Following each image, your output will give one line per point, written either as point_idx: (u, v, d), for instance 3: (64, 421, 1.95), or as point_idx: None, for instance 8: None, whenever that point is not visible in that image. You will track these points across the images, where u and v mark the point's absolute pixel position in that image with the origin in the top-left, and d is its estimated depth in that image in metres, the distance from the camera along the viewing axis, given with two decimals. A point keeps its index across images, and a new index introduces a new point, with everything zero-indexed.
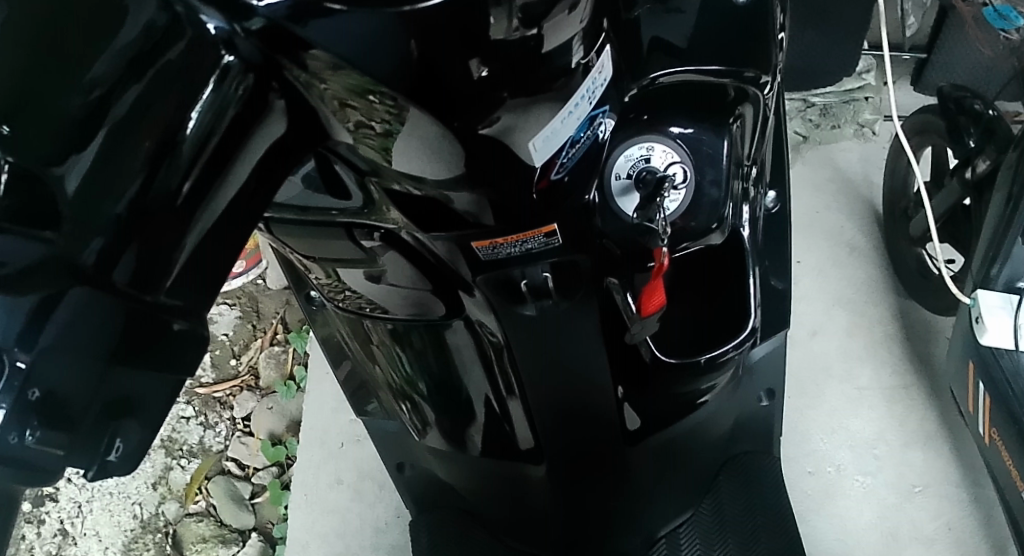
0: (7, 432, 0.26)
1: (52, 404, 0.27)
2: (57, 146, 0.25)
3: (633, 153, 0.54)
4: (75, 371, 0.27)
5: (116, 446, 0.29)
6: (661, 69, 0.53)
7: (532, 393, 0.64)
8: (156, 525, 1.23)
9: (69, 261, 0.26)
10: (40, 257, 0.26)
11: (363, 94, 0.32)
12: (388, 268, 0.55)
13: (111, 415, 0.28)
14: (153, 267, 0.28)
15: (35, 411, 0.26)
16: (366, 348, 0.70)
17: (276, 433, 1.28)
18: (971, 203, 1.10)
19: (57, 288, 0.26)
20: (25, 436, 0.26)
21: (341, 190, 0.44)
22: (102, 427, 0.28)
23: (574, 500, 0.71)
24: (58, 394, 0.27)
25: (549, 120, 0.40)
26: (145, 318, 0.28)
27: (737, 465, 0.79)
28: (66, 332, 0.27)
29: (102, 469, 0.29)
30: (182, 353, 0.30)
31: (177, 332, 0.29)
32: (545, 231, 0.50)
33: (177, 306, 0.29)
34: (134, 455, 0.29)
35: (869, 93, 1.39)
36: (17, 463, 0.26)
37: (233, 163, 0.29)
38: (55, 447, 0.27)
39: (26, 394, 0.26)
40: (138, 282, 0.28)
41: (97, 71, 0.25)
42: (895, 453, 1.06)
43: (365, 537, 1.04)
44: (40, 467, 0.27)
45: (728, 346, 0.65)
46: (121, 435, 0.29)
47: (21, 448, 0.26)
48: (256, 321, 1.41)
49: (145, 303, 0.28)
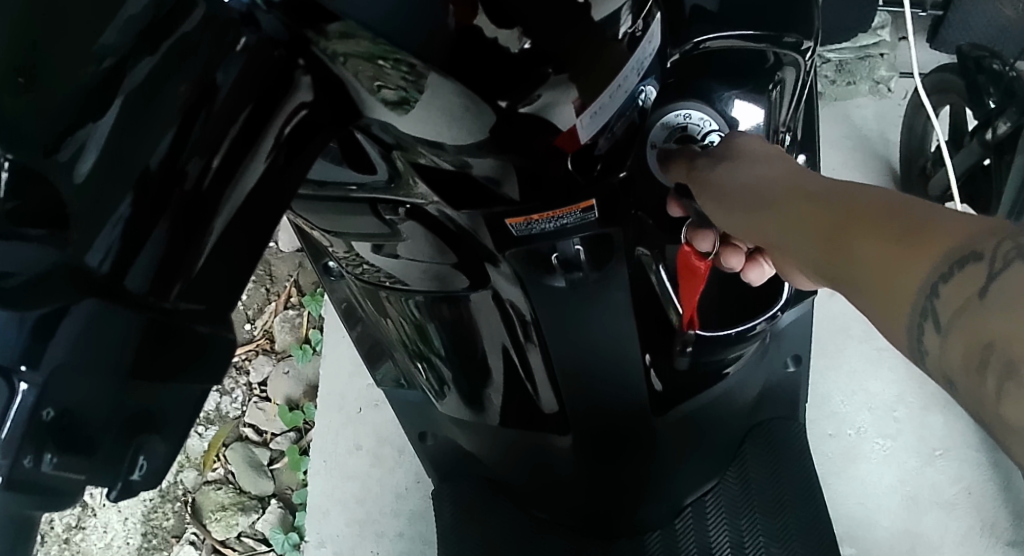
0: (22, 455, 0.24)
1: (67, 425, 0.25)
2: (56, 126, 0.24)
3: (672, 119, 0.56)
4: (87, 388, 0.25)
5: (139, 464, 0.27)
6: (707, 34, 0.55)
7: (555, 350, 0.63)
8: (174, 494, 1.20)
9: (79, 267, 0.25)
10: (48, 265, 0.25)
11: (375, 60, 0.31)
12: (409, 240, 0.54)
13: (134, 429, 0.27)
14: (172, 267, 0.27)
15: (49, 434, 0.25)
16: (379, 305, 0.70)
17: (293, 398, 1.26)
18: (990, 163, 1.08)
19: (67, 301, 0.25)
20: (41, 461, 0.25)
21: (365, 164, 0.42)
22: (124, 445, 0.27)
23: (603, 474, 0.70)
24: (74, 412, 0.25)
25: (601, 94, 0.42)
26: (169, 330, 0.28)
27: (763, 431, 0.78)
28: (76, 347, 0.25)
29: (125, 489, 0.27)
30: (212, 358, 0.29)
31: (204, 336, 0.29)
32: (582, 207, 0.51)
33: (199, 310, 0.29)
34: (158, 472, 0.28)
35: (884, 49, 1.33)
36: (37, 491, 0.25)
37: (259, 143, 0.29)
38: (74, 472, 0.25)
39: (39, 414, 0.25)
40: (153, 287, 0.27)
41: (108, 40, 0.24)
42: (916, 415, 1.03)
43: (385, 503, 1.05)
44: (58, 491, 0.25)
45: (759, 320, 0.69)
46: (144, 452, 0.27)
47: (38, 474, 0.25)
48: (270, 284, 1.34)
49: (164, 312, 0.27)
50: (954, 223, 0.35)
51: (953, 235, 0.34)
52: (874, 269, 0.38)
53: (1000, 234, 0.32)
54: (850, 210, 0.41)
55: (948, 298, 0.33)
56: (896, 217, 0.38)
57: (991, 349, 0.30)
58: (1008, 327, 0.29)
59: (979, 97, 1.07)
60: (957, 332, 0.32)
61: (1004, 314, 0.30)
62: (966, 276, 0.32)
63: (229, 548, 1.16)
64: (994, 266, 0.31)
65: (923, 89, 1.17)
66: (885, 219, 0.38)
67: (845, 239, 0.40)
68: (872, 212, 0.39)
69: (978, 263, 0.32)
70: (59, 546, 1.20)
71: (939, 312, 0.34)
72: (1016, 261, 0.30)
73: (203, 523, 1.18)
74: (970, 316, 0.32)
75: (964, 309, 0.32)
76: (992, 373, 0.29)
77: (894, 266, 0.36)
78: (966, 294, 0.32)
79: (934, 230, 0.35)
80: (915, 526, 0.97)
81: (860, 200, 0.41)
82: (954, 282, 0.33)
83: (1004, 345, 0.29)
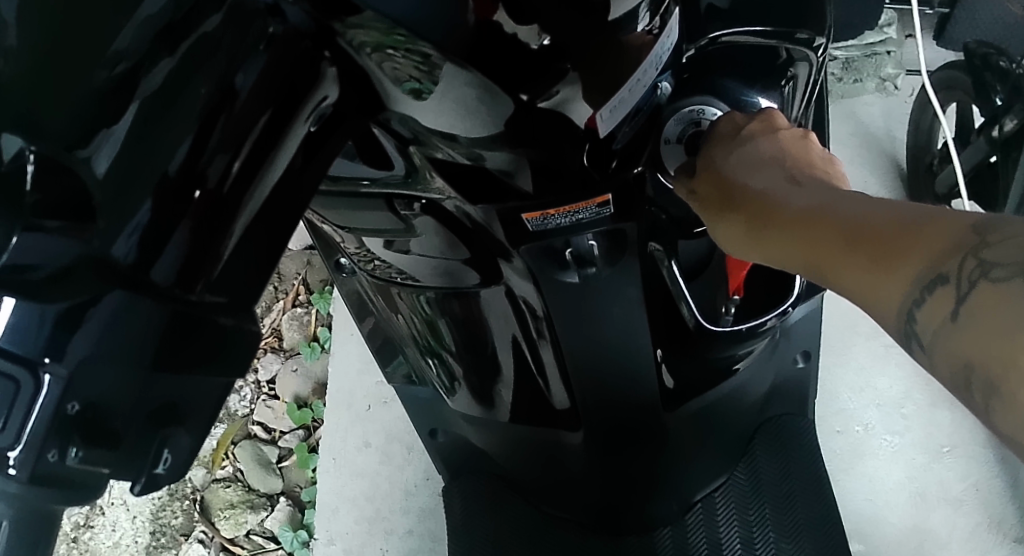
0: (47, 449, 0.24)
1: (92, 418, 0.25)
2: (76, 124, 0.24)
3: (684, 115, 0.56)
4: (114, 380, 0.26)
5: (164, 458, 0.27)
6: (722, 30, 0.52)
7: (567, 345, 0.63)
8: (183, 492, 1.21)
9: (104, 260, 0.25)
10: (72, 257, 0.25)
11: (386, 49, 0.31)
12: (423, 235, 0.55)
13: (158, 422, 0.27)
14: (194, 266, 0.28)
15: (75, 427, 0.25)
16: (389, 301, 0.71)
17: (302, 396, 1.25)
18: (997, 160, 1.08)
19: (94, 292, 0.25)
20: (66, 455, 0.25)
21: (381, 160, 0.43)
22: (148, 438, 0.27)
23: (615, 469, 0.70)
24: (97, 405, 0.25)
25: (616, 92, 0.42)
26: (194, 322, 0.28)
27: (774, 427, 0.79)
28: (103, 340, 0.25)
29: (150, 483, 0.27)
30: (234, 354, 0.29)
31: (226, 328, 0.29)
32: (598, 202, 0.52)
33: (221, 303, 0.29)
34: (181, 467, 0.28)
35: (891, 46, 1.32)
36: (60, 484, 0.25)
37: (282, 142, 0.30)
38: (96, 465, 0.25)
39: (65, 408, 0.25)
40: (180, 279, 0.27)
41: (121, 43, 0.24)
42: (923, 412, 1.03)
43: (394, 500, 1.05)
44: (84, 484, 0.26)
45: (769, 316, 0.68)
46: (168, 445, 0.27)
47: (62, 467, 0.25)
48: (277, 283, 1.34)
49: (190, 303, 0.28)
50: (920, 237, 0.38)
51: (922, 254, 0.37)
52: (856, 287, 0.41)
53: (961, 252, 0.35)
54: (825, 226, 0.44)
55: (928, 317, 0.37)
56: (860, 233, 0.41)
57: (971, 368, 0.34)
58: (986, 346, 0.33)
59: (986, 94, 1.07)
60: (943, 348, 0.36)
61: (982, 333, 0.33)
62: (942, 300, 0.36)
63: (238, 546, 1.17)
64: (961, 288, 0.35)
65: (930, 86, 1.16)
66: (851, 238, 0.41)
67: (824, 257, 0.44)
68: (840, 228, 0.43)
69: (947, 284, 0.36)
70: (67, 545, 1.20)
71: (922, 330, 0.38)
72: (981, 280, 0.34)
73: (211, 521, 1.18)
74: (951, 336, 0.35)
75: (945, 328, 0.36)
76: (976, 387, 0.33)
77: (873, 284, 0.40)
78: (943, 315, 0.36)
79: (897, 248, 0.38)
80: (923, 523, 0.97)
81: (833, 215, 0.44)
82: (930, 304, 0.36)
83: (986, 368, 0.32)
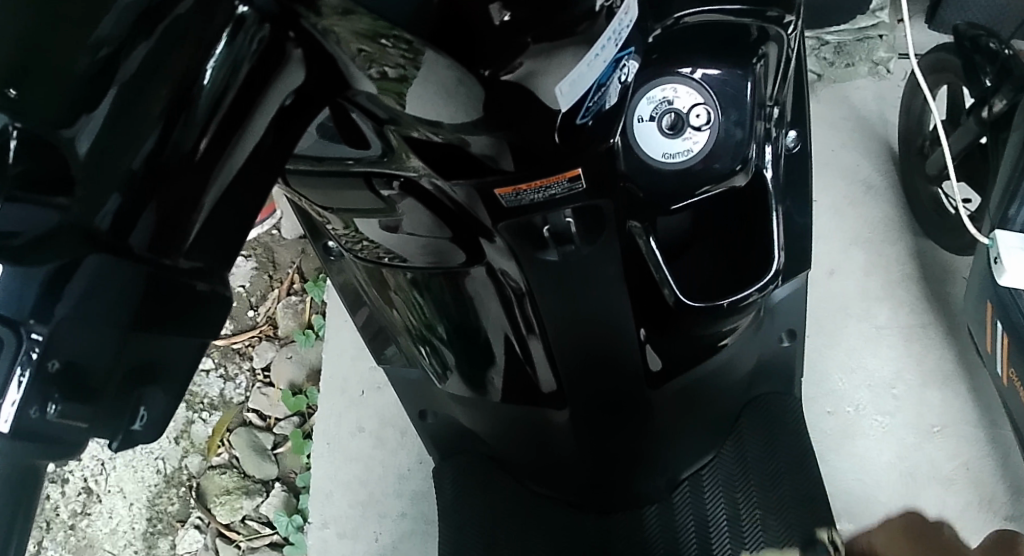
0: (29, 405, 0.25)
1: (71, 376, 0.26)
2: (71, 104, 0.24)
3: (655, 96, 0.58)
4: (92, 341, 0.26)
5: (141, 415, 0.28)
6: (688, 10, 0.53)
7: (549, 323, 0.64)
8: (179, 479, 1.22)
9: (85, 226, 0.26)
10: (54, 225, 0.25)
11: (375, 37, 0.32)
12: (406, 215, 0.56)
13: (136, 380, 0.28)
14: (168, 232, 0.28)
15: (56, 383, 0.26)
16: (384, 294, 0.71)
17: (297, 383, 1.26)
18: (987, 141, 1.08)
19: (74, 256, 0.26)
20: (47, 410, 0.26)
21: (359, 140, 0.43)
22: (126, 396, 0.28)
23: (598, 445, 0.72)
24: (78, 365, 0.26)
25: (574, 64, 0.40)
26: (167, 284, 0.28)
27: (757, 407, 0.80)
28: (82, 303, 0.26)
29: (127, 439, 0.28)
30: (200, 317, 0.30)
31: (202, 293, 0.30)
32: (568, 176, 0.52)
33: (198, 268, 0.30)
34: (158, 424, 0.29)
35: (883, 31, 1.32)
36: (43, 440, 0.26)
37: (250, 123, 0.30)
38: (79, 420, 0.26)
39: (46, 366, 0.26)
40: (157, 244, 0.28)
41: (105, 30, 0.24)
42: (914, 392, 1.06)
43: (387, 484, 1.06)
44: (64, 441, 0.26)
45: (751, 290, 0.67)
46: (144, 403, 0.28)
47: (43, 423, 0.26)
48: (272, 271, 1.35)
49: (165, 266, 0.28)
50: None
51: None
52: None
53: None
54: None
55: None
56: None
57: None
58: None
59: (974, 75, 1.07)
60: None
61: None
62: None
63: (233, 531, 1.17)
64: None
65: (919, 70, 1.17)
66: None
67: None
68: None
69: None
70: (65, 532, 1.22)
71: None
72: None
73: (207, 507, 1.19)
74: None
75: None
76: None
77: None
78: None
79: None
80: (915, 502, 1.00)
81: None
82: None
83: None
